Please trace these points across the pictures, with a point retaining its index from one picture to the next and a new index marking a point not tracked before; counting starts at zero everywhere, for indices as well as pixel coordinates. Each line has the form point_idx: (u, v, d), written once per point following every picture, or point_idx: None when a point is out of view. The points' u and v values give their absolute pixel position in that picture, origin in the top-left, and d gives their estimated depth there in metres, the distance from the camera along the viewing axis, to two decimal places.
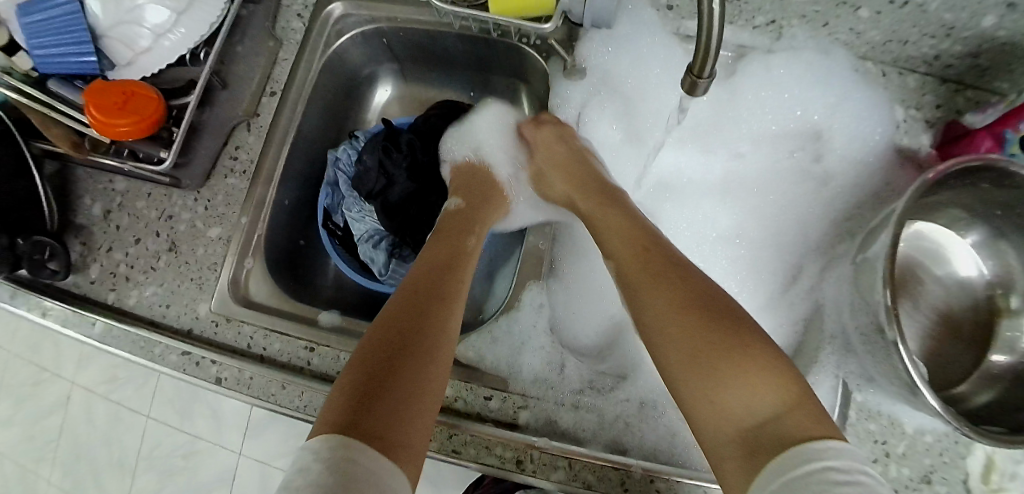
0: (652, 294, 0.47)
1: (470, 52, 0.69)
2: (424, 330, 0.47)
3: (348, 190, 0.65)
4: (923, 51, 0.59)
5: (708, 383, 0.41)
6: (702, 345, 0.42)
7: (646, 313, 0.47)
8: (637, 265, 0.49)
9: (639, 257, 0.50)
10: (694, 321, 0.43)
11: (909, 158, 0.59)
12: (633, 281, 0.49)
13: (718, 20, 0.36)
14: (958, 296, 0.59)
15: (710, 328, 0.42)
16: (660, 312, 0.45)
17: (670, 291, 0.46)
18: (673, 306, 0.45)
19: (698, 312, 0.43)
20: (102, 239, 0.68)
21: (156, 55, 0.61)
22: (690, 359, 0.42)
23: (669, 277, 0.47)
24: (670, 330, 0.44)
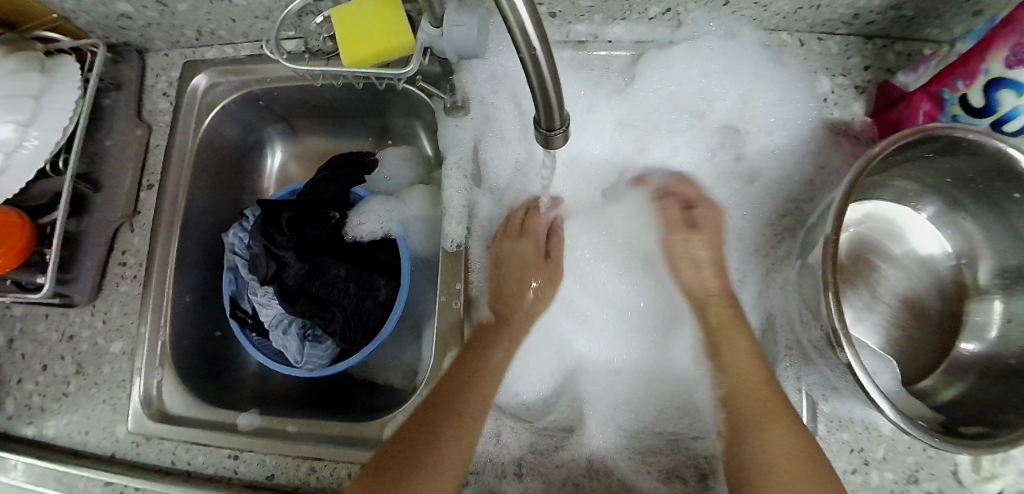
0: (762, 429, 0.44)
1: (354, 100, 0.63)
2: (451, 425, 0.45)
3: (248, 273, 0.60)
4: (839, 12, 0.52)
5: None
6: (790, 479, 0.40)
7: (755, 440, 0.44)
8: (752, 396, 0.46)
9: (752, 384, 0.46)
10: (804, 464, 0.41)
11: (843, 132, 0.54)
12: (741, 414, 0.46)
13: (549, 73, 0.29)
14: (921, 278, 0.54)
15: (802, 469, 0.40)
16: (764, 442, 0.43)
17: (778, 425, 0.43)
18: (790, 446, 0.42)
19: (806, 460, 0.41)
20: (9, 370, 0.63)
21: (11, 175, 0.55)
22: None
23: (775, 409, 0.44)
24: (769, 461, 0.42)
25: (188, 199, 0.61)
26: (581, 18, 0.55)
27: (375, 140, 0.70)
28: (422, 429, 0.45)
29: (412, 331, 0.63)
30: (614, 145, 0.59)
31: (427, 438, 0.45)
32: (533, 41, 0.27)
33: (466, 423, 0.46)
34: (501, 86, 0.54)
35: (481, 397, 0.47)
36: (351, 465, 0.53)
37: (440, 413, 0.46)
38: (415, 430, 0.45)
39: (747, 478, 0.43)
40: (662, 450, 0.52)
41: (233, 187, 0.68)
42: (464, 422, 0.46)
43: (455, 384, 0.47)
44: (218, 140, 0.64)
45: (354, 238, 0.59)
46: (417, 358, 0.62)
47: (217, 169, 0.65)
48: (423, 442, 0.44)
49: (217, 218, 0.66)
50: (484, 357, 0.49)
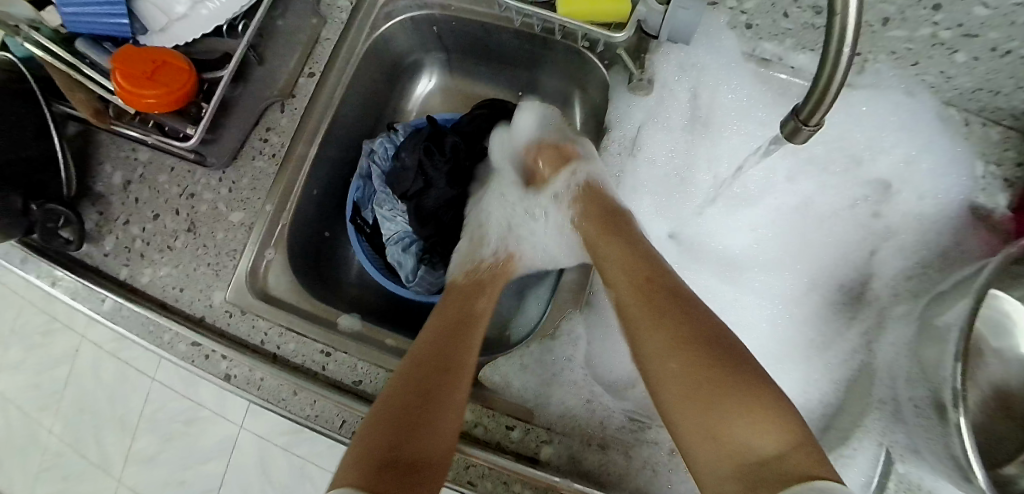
0: (648, 316, 0.46)
1: (527, 50, 0.64)
2: (434, 396, 0.45)
3: (381, 184, 0.61)
4: (1014, 104, 0.51)
5: (720, 401, 0.38)
6: (697, 368, 0.40)
7: (648, 331, 0.45)
8: (639, 287, 0.48)
9: (639, 292, 0.47)
10: (703, 355, 0.41)
11: (983, 219, 0.54)
12: (631, 311, 0.47)
13: (841, 77, 0.31)
14: (1018, 375, 0.56)
15: (701, 359, 0.41)
16: (659, 342, 0.44)
17: (668, 321, 0.44)
18: (671, 329, 0.43)
19: (693, 342, 0.42)
20: (119, 211, 0.64)
21: (191, 23, 0.57)
22: (682, 376, 0.41)
23: (668, 296, 0.46)
24: (666, 359, 0.42)
25: (341, 99, 0.62)
26: (773, 38, 0.52)
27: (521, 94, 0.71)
28: (416, 416, 0.43)
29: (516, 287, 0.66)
30: (771, 168, 0.60)
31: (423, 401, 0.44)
32: (849, 39, 0.29)
33: (451, 387, 0.46)
34: (688, 74, 0.57)
35: (461, 363, 0.48)
36: None
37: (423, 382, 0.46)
38: (400, 424, 0.43)
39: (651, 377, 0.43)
40: None
41: (378, 101, 0.69)
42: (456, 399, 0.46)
43: (437, 380, 0.46)
44: (382, 51, 0.65)
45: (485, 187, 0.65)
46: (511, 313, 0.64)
47: (372, 79, 0.66)
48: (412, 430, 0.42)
49: (358, 125, 0.67)
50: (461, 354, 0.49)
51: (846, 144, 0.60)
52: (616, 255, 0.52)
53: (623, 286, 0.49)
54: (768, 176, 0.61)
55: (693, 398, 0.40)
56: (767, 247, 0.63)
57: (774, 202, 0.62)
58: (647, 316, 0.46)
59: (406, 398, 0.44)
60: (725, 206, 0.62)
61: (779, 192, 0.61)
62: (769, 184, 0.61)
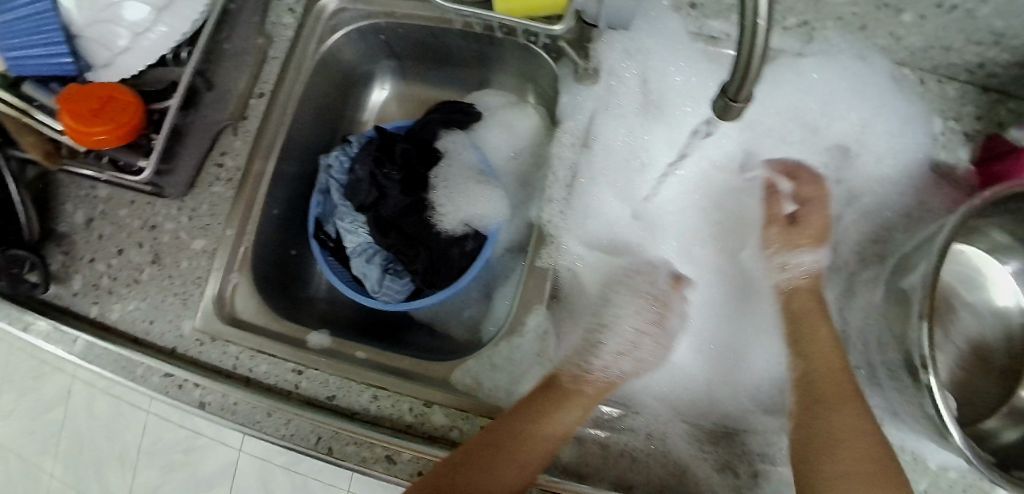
0: (839, 411, 0.46)
1: (476, 49, 0.63)
2: (496, 469, 0.46)
3: (340, 198, 0.61)
4: (967, 59, 0.52)
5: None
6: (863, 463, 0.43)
7: (824, 418, 0.46)
8: (826, 381, 0.48)
9: (832, 373, 0.49)
10: (873, 462, 0.43)
11: (944, 176, 0.54)
12: (815, 396, 0.48)
13: (761, 48, 0.30)
14: (995, 328, 0.55)
15: (868, 457, 0.44)
16: (834, 429, 0.46)
17: (851, 418, 0.46)
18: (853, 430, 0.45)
19: (869, 451, 0.44)
20: (85, 248, 0.64)
21: (133, 56, 0.57)
22: (849, 479, 0.43)
23: (852, 398, 0.47)
24: (836, 449, 0.45)
25: (293, 116, 0.62)
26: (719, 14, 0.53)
27: (474, 92, 0.71)
28: (456, 480, 0.45)
29: (480, 289, 0.65)
30: (731, 144, 0.61)
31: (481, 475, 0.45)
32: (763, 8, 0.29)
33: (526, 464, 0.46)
34: (635, 59, 0.57)
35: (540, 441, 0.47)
36: (413, 400, 0.53)
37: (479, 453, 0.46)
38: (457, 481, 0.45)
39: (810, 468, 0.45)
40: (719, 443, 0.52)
41: (332, 114, 0.69)
42: (506, 478, 0.46)
43: (503, 459, 0.46)
44: (332, 63, 0.65)
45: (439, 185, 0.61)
46: (482, 314, 0.64)
47: (325, 93, 0.66)
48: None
49: (314, 140, 0.67)
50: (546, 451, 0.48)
51: (803, 112, 0.59)
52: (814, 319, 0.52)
53: (811, 369, 0.50)
54: (727, 150, 0.61)
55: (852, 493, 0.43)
56: (735, 223, 0.62)
57: (739, 177, 0.62)
58: (831, 411, 0.47)
59: (463, 463, 0.46)
60: (686, 184, 0.61)
61: (742, 168, 0.61)
62: (728, 158, 0.61)
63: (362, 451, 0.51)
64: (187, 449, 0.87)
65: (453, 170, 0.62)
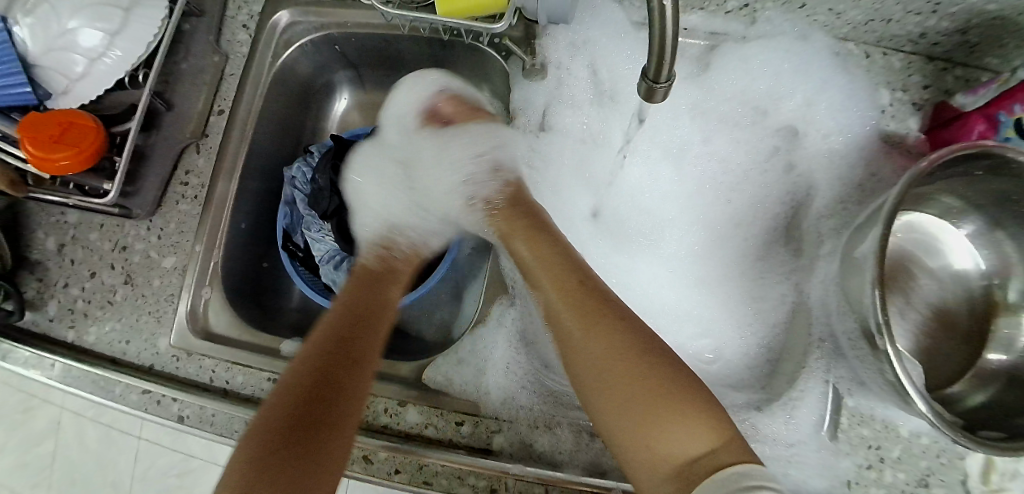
0: (594, 332, 0.46)
1: (431, 54, 0.65)
2: (332, 401, 0.45)
3: (307, 208, 0.64)
4: (908, 29, 0.53)
5: (658, 421, 0.41)
6: (620, 368, 0.44)
7: (586, 336, 0.46)
8: (574, 301, 0.48)
9: (565, 292, 0.49)
10: (637, 358, 0.44)
11: (896, 145, 0.55)
12: (566, 320, 0.48)
13: (670, 28, 0.31)
14: (956, 293, 0.56)
15: (634, 358, 0.44)
16: (591, 349, 0.45)
17: (605, 328, 0.46)
18: (609, 341, 0.45)
19: (630, 350, 0.44)
20: (58, 274, 0.64)
21: (91, 80, 0.58)
22: (622, 394, 0.43)
23: (602, 311, 0.47)
24: (600, 358, 0.45)
25: (255, 130, 0.63)
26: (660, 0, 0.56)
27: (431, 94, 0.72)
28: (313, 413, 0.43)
29: (450, 291, 0.65)
30: (679, 133, 0.63)
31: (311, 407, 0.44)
32: None
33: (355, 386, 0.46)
34: (580, 53, 0.59)
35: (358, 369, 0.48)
36: (387, 401, 0.53)
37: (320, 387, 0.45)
38: (296, 415, 0.43)
39: (602, 388, 0.44)
40: None
41: (293, 126, 0.70)
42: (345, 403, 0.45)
43: (344, 365, 0.47)
44: (290, 76, 0.66)
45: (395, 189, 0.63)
46: (453, 315, 0.64)
47: (283, 105, 0.67)
48: (334, 424, 0.44)
49: (276, 153, 0.68)
50: (372, 332, 0.51)
51: (754, 93, 0.60)
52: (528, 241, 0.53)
53: (556, 301, 0.49)
54: (678, 138, 0.63)
55: (635, 414, 0.42)
56: (680, 214, 0.64)
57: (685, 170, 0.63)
58: (585, 328, 0.46)
59: (300, 396, 0.44)
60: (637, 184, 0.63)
61: (697, 154, 0.63)
62: (676, 142, 0.63)
63: None
64: (182, 471, 0.82)
65: None
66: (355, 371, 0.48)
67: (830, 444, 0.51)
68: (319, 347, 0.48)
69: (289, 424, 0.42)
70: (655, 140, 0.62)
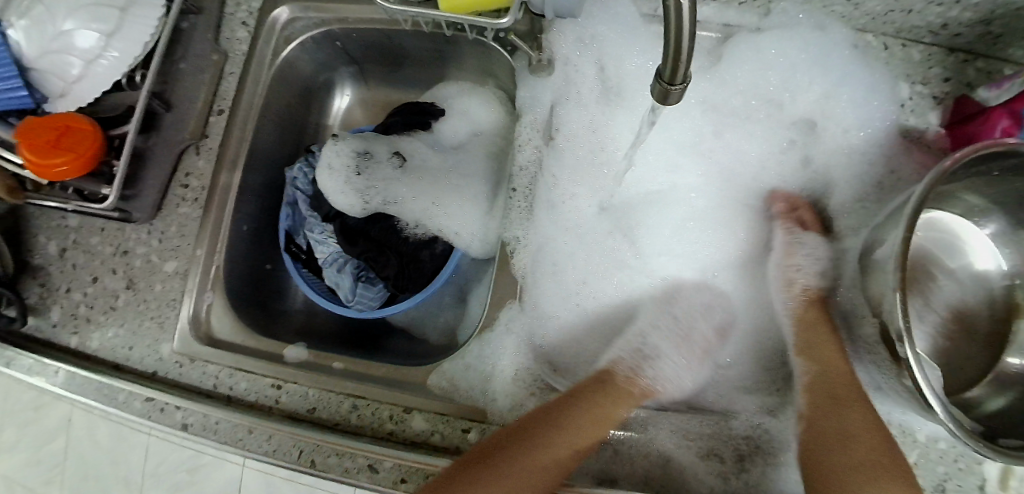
0: (843, 413, 0.48)
1: (434, 49, 0.64)
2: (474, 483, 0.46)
3: (308, 209, 0.62)
4: (929, 20, 0.50)
5: (864, 486, 0.44)
6: (869, 451, 0.45)
7: (839, 414, 0.48)
8: (823, 387, 0.50)
9: (839, 371, 0.50)
10: (887, 449, 0.45)
11: (915, 140, 0.53)
12: (819, 391, 0.50)
13: (689, 24, 0.29)
14: (975, 293, 0.54)
15: (880, 445, 0.45)
16: (851, 429, 0.47)
17: (856, 414, 0.48)
18: (869, 427, 0.47)
19: (878, 439, 0.45)
20: (61, 279, 0.64)
21: (88, 83, 0.56)
22: (857, 473, 0.45)
23: (852, 397, 0.49)
24: (853, 434, 0.47)
25: (256, 130, 0.62)
26: None
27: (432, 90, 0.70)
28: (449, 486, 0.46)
29: (454, 295, 0.65)
30: (693, 127, 0.60)
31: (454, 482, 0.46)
32: None
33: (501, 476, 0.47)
34: (587, 48, 0.57)
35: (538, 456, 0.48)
36: (393, 407, 0.53)
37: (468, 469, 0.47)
38: (462, 478, 0.46)
39: (820, 456, 0.47)
40: (704, 430, 0.51)
41: (295, 125, 0.69)
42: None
43: (531, 446, 0.48)
44: (290, 74, 0.65)
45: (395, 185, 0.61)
46: (458, 320, 0.64)
47: (284, 104, 0.66)
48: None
49: (277, 153, 0.67)
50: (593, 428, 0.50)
51: (769, 87, 0.58)
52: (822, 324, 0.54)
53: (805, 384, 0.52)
54: (691, 135, 0.60)
55: (858, 480, 0.44)
56: (698, 211, 0.62)
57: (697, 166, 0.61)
58: (833, 408, 0.49)
59: (468, 459, 0.47)
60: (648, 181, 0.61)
61: (710, 148, 0.61)
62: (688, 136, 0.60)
63: (343, 461, 0.51)
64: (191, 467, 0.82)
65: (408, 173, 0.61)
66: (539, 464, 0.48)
67: None
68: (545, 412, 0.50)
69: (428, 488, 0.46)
70: (666, 137, 0.60)
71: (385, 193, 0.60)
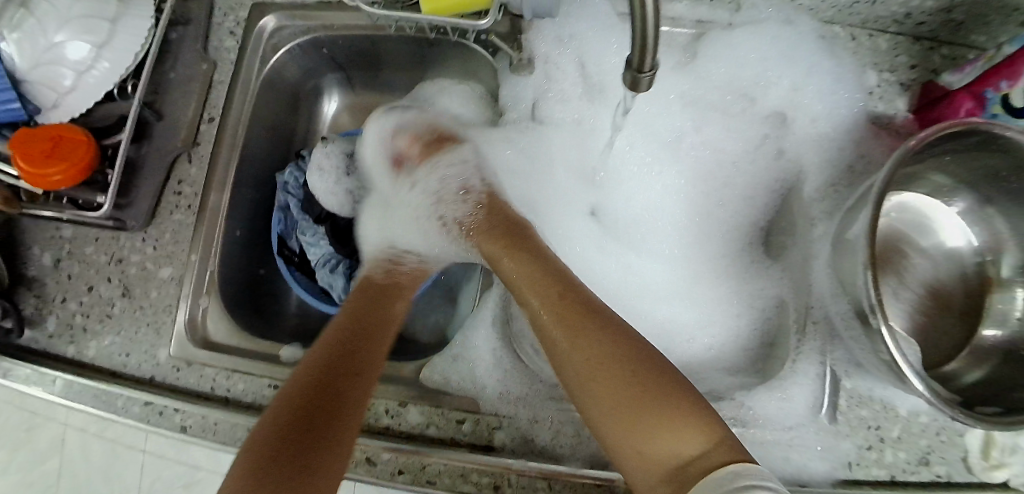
0: (584, 345, 0.46)
1: (415, 52, 0.65)
2: (334, 415, 0.45)
3: (300, 213, 0.64)
4: (893, 10, 0.53)
5: (646, 426, 0.42)
6: (601, 371, 0.45)
7: (571, 353, 0.46)
8: (562, 313, 0.48)
9: (554, 304, 0.49)
10: (617, 366, 0.44)
11: (887, 127, 0.56)
12: (548, 327, 0.49)
13: (653, 12, 0.31)
14: (949, 272, 0.56)
15: (600, 361, 0.45)
16: (579, 362, 0.46)
17: (586, 342, 0.46)
18: (597, 351, 0.46)
19: (619, 359, 0.45)
20: (55, 290, 0.64)
21: (81, 93, 0.58)
22: (621, 404, 0.43)
23: (591, 321, 0.47)
24: (585, 366, 0.45)
25: (246, 136, 0.63)
26: None
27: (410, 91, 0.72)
28: (307, 435, 0.43)
29: (444, 296, 0.68)
30: (672, 123, 0.62)
31: (305, 430, 0.43)
32: None
33: (339, 399, 0.46)
34: (567, 48, 0.58)
35: (360, 371, 0.49)
36: (388, 401, 0.53)
37: (312, 407, 0.45)
38: (303, 420, 0.44)
39: (592, 389, 0.45)
40: None
41: (283, 132, 0.70)
42: (347, 421, 0.45)
43: (339, 379, 0.47)
44: (278, 81, 0.66)
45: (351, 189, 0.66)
46: (447, 321, 0.65)
47: (273, 112, 0.67)
48: (327, 442, 0.43)
49: (267, 159, 0.68)
50: (371, 346, 0.52)
51: (742, 80, 0.59)
52: (510, 252, 0.55)
53: (537, 309, 0.50)
54: (665, 130, 0.62)
55: (644, 419, 0.42)
56: (672, 207, 0.64)
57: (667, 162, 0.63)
58: (570, 342, 0.47)
59: (295, 416, 0.44)
60: (627, 176, 0.64)
61: (685, 146, 0.63)
62: (665, 133, 0.62)
63: None
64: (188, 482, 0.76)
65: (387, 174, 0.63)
66: (361, 385, 0.48)
67: (829, 427, 0.51)
68: (312, 366, 0.48)
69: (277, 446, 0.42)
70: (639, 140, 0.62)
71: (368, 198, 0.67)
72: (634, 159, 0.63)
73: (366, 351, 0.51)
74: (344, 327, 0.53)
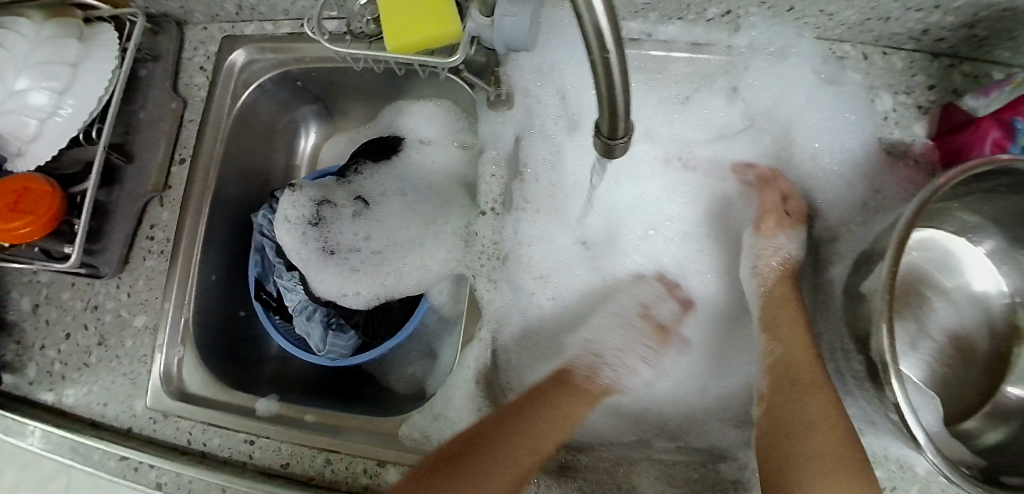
0: (805, 398, 0.45)
1: (391, 82, 0.62)
2: (493, 460, 0.46)
3: (276, 256, 0.61)
4: (909, 26, 0.48)
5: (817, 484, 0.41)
6: (810, 423, 0.44)
7: (797, 401, 0.46)
8: (795, 367, 0.48)
9: (800, 360, 0.48)
10: (832, 432, 0.43)
11: (900, 156, 0.50)
12: (777, 387, 0.48)
13: (620, 79, 0.26)
14: (971, 315, 0.51)
15: (829, 424, 0.43)
16: (799, 411, 0.45)
17: (813, 397, 0.45)
18: (825, 415, 0.44)
19: (835, 430, 0.43)
20: (34, 336, 0.62)
21: (45, 141, 0.54)
22: (807, 456, 0.43)
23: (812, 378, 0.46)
24: (801, 414, 0.45)
25: (218, 176, 0.61)
26: (635, 15, 0.52)
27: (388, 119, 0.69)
28: (461, 458, 0.46)
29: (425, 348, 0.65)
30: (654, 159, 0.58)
31: (472, 454, 0.47)
32: (608, 46, 0.24)
33: (505, 456, 0.47)
34: (548, 79, 0.55)
35: (540, 441, 0.48)
36: (367, 460, 0.51)
37: (484, 441, 0.47)
38: (468, 445, 0.47)
39: (783, 443, 0.45)
40: (689, 475, 0.49)
41: (261, 168, 0.68)
42: (489, 476, 0.46)
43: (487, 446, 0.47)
44: (252, 117, 0.63)
45: (336, 243, 0.60)
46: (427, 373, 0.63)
47: (248, 148, 0.65)
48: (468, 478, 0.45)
49: (244, 196, 0.66)
50: (542, 434, 0.49)
51: (756, 107, 0.55)
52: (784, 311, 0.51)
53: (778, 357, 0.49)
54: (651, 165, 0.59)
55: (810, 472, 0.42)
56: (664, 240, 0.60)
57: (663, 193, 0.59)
58: (797, 394, 0.46)
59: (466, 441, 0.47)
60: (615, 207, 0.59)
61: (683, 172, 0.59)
62: (660, 162, 0.59)
63: None
64: None
65: (372, 216, 0.61)
66: (499, 474, 0.46)
67: None
68: (483, 424, 0.49)
69: (449, 456, 0.46)
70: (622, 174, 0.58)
71: (353, 240, 0.61)
72: (617, 195, 0.59)
73: (557, 424, 0.50)
74: (559, 385, 0.53)
